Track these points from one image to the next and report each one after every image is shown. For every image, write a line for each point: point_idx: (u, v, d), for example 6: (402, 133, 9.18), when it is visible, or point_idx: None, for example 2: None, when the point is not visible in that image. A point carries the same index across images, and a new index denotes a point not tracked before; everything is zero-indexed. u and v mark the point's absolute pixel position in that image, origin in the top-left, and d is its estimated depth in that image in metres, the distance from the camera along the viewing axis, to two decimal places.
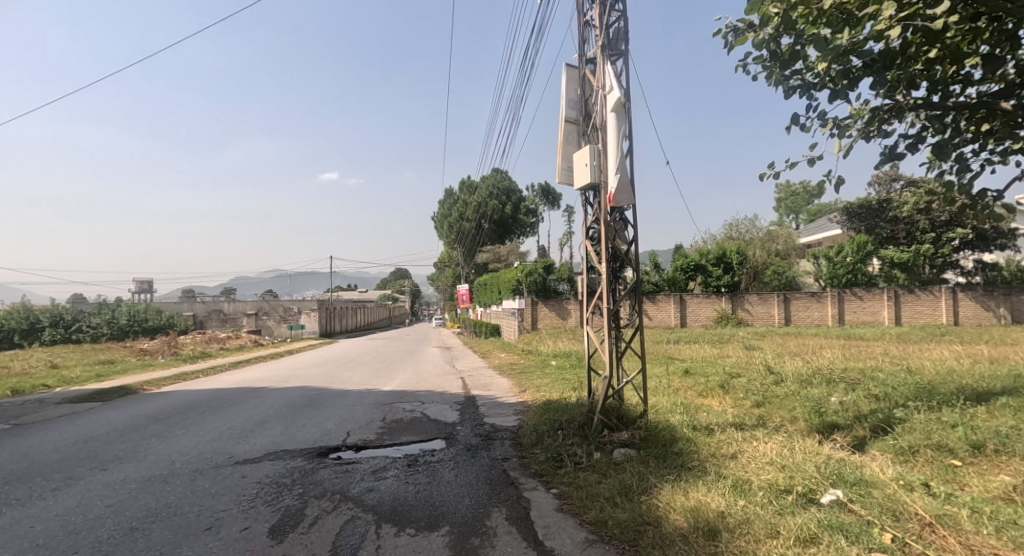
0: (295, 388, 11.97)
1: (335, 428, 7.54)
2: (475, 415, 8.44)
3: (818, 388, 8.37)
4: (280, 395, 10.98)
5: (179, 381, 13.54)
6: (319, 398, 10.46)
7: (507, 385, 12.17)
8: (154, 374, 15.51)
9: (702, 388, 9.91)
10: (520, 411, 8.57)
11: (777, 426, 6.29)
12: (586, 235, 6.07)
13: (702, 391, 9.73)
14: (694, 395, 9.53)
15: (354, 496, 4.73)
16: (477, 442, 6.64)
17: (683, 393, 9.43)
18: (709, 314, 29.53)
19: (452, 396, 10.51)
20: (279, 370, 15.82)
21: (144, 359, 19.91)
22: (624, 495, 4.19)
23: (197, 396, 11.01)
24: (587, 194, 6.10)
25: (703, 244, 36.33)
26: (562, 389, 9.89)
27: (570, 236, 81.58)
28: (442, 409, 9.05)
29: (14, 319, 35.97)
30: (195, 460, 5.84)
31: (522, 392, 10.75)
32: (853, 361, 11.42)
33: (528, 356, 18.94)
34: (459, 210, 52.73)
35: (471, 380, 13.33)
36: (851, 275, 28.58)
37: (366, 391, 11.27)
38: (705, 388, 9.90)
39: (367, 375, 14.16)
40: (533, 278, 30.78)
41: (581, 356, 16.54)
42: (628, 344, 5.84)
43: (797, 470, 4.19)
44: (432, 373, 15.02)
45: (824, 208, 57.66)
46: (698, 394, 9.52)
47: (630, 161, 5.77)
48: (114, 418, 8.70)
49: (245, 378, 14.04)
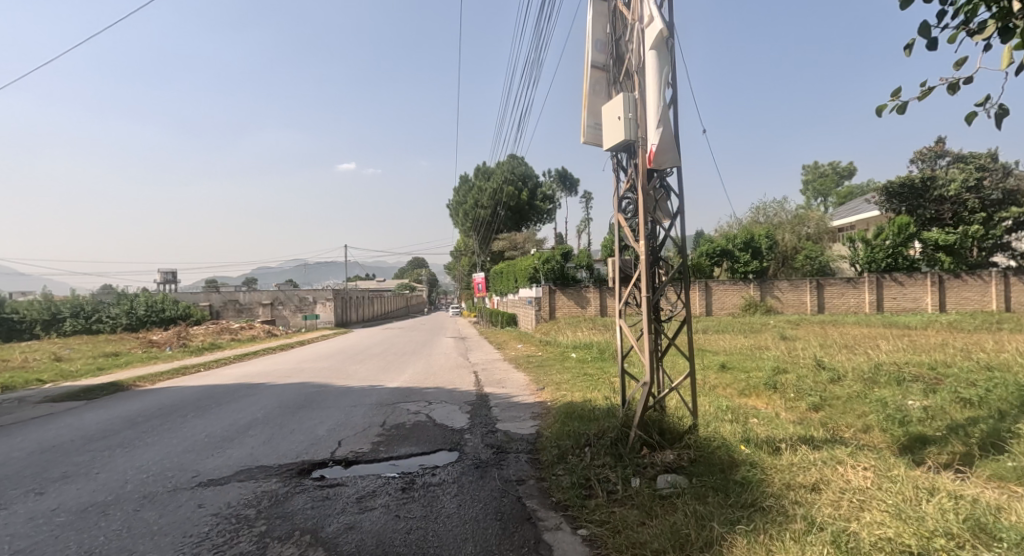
0: (295, 384, 11.07)
1: (326, 436, 6.57)
2: (488, 420, 7.39)
3: (887, 389, 7.16)
4: (277, 393, 10.10)
5: (177, 375, 12.78)
6: (317, 397, 9.53)
7: (524, 381, 11.11)
8: (155, 367, 14.81)
9: (744, 387, 8.73)
10: (538, 414, 7.53)
11: (854, 441, 5.14)
12: (616, 206, 4.94)
13: (743, 390, 8.56)
14: (736, 395, 8.37)
15: (327, 540, 3.69)
16: (488, 456, 5.59)
17: (724, 394, 8.27)
18: (736, 302, 28.00)
19: (463, 394, 9.52)
20: (283, 364, 15.02)
21: (150, 351, 19.30)
22: (679, 551, 3.09)
23: (190, 394, 10.14)
24: (619, 155, 4.94)
25: (728, 228, 34.80)
26: (585, 389, 8.79)
27: (588, 222, 80.19)
28: (451, 411, 8.04)
29: (35, 309, 36.19)
30: (152, 480, 4.86)
31: (540, 389, 9.69)
32: (915, 355, 10.06)
33: (546, 348, 17.88)
34: (475, 197, 51.79)
35: (485, 375, 12.30)
36: (890, 260, 26.87)
37: (370, 388, 10.30)
38: (747, 386, 8.74)
39: (374, 369, 13.23)
40: (551, 265, 29.58)
41: (604, 347, 15.42)
42: (672, 341, 4.69)
43: (928, 520, 2.97)
44: (444, 366, 14.04)
45: (854, 190, 55.27)
46: (741, 394, 8.34)
47: (674, 112, 4.59)
48: (89, 418, 7.78)
49: (247, 372, 13.25)
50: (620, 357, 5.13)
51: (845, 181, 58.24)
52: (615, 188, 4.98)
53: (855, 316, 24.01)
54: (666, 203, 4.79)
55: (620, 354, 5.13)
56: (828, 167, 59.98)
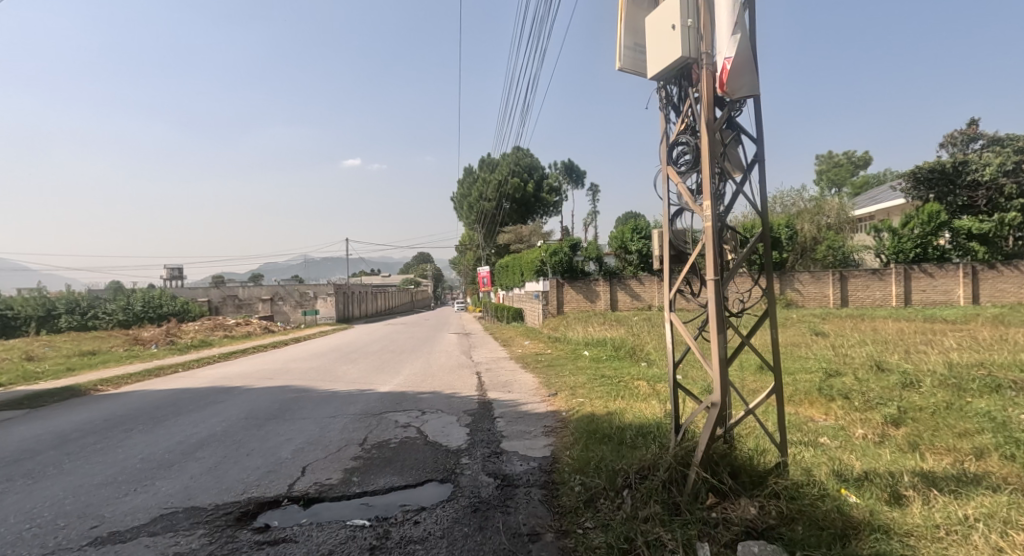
0: (275, 388, 9.79)
1: (290, 460, 5.28)
2: (491, 436, 6.10)
3: (985, 400, 5.79)
4: (251, 399, 8.80)
5: (149, 378, 11.52)
6: (296, 404, 8.25)
7: (533, 384, 9.79)
8: (129, 368, 13.50)
9: (792, 393, 7.40)
10: (553, 428, 6.23)
11: (991, 478, 3.75)
12: (667, 154, 3.61)
13: (794, 397, 7.21)
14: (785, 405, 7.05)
15: None
16: (490, 494, 4.29)
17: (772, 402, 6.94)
18: None
19: (464, 401, 8.23)
20: (269, 364, 13.73)
21: (133, 350, 17.95)
22: None
23: (156, 399, 8.92)
24: (669, 87, 3.66)
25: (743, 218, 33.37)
26: (605, 396, 7.45)
27: (595, 215, 79.22)
28: (447, 424, 6.74)
29: (28, 306, 34.64)
30: (32, 536, 3.56)
31: (554, 394, 8.38)
32: (990, 354, 8.62)
33: (556, 345, 16.59)
34: (479, 189, 50.46)
35: (489, 377, 11.00)
36: (920, 250, 25.28)
37: (358, 394, 9.01)
38: (797, 392, 7.40)
39: (366, 370, 11.95)
40: (558, 257, 28.19)
41: (619, 345, 14.08)
42: (747, 341, 3.33)
43: None
44: (445, 366, 12.73)
45: (870, 179, 53.53)
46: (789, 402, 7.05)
47: (750, 17, 3.26)
48: (15, 434, 6.50)
49: (227, 373, 11.98)
50: (670, 363, 3.84)
51: (861, 170, 56.59)
52: (663, 131, 3.68)
53: (886, 309, 22.48)
54: (738, 152, 3.44)
55: (670, 358, 3.85)
56: (842, 157, 58.31)
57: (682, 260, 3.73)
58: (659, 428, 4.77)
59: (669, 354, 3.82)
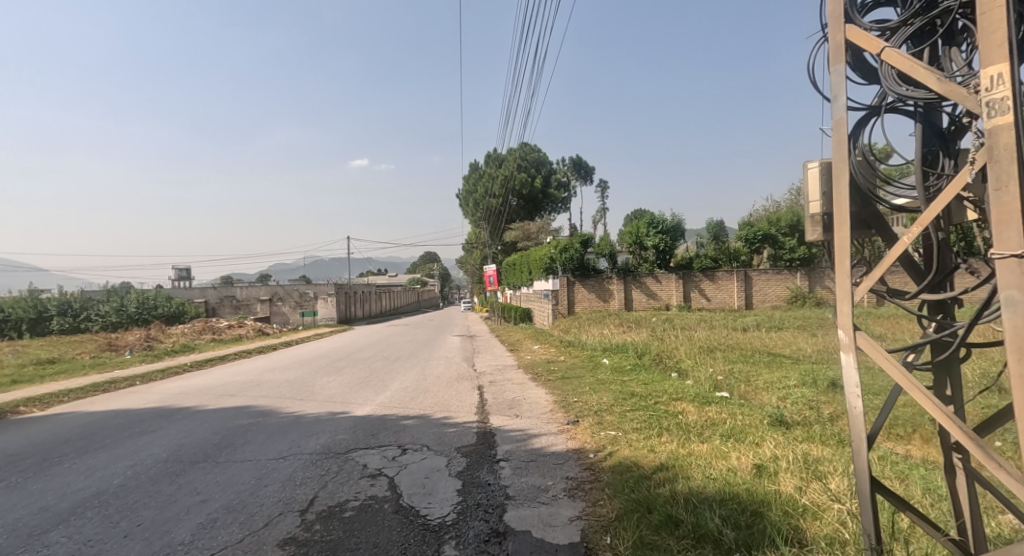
0: (231, 410, 7.96)
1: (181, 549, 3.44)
2: (491, 499, 4.25)
3: None
4: (195, 425, 7.03)
5: (92, 394, 9.72)
6: (246, 435, 6.45)
7: (546, 403, 7.95)
8: (78, 380, 11.72)
9: (888, 425, 5.73)
10: (581, 483, 4.41)
11: None
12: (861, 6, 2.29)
13: (891, 432, 5.60)
14: (885, 442, 5.32)
15: None
16: None
17: (870, 440, 5.19)
18: (779, 294, 25.91)
19: (464, 431, 6.44)
20: (242, 374, 11.98)
21: (100, 358, 16.14)
22: None
23: (77, 424, 7.13)
24: None
25: (766, 212, 32.17)
26: (646, 430, 5.64)
27: (604, 212, 77.52)
28: (435, 473, 4.94)
29: (19, 307, 33.15)
30: None
31: (575, 421, 6.61)
32: None
33: (569, 350, 14.76)
34: (486, 185, 48.89)
35: (493, 392, 9.16)
36: None
37: (329, 419, 7.22)
38: (895, 422, 5.77)
39: (349, 385, 10.11)
40: (570, 254, 26.16)
41: (643, 351, 12.22)
42: None
43: None
44: (441, 378, 10.88)
45: None
46: (890, 441, 5.32)
47: None
48: None
49: (187, 388, 10.22)
50: (863, 436, 2.33)
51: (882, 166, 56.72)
52: None
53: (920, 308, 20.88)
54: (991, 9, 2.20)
55: (859, 429, 2.35)
56: None
57: (871, 227, 2.51)
58: (771, 530, 2.91)
59: (858, 422, 2.33)
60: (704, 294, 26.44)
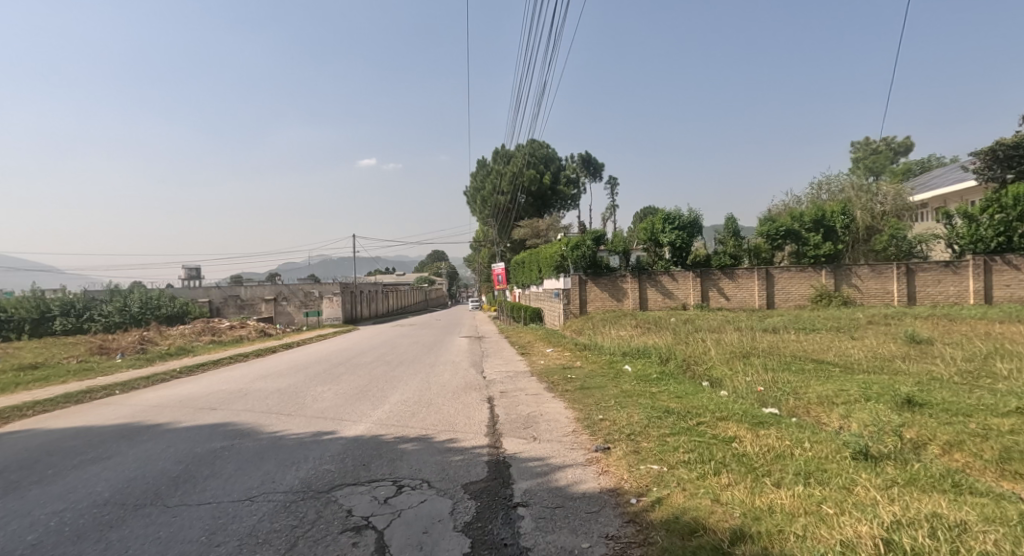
0: (205, 429, 6.94)
1: None
2: None
3: None
4: (159, 449, 6.01)
5: (62, 406, 8.77)
6: (213, 463, 5.42)
7: (567, 422, 6.86)
8: (55, 388, 10.81)
9: (1002, 457, 4.59)
10: (629, 546, 3.31)
11: None
12: None
13: (1007, 467, 4.47)
14: (1006, 485, 4.18)
15: None
16: None
17: (989, 482, 4.11)
18: (803, 292, 24.65)
19: (471, 461, 5.36)
20: (231, 383, 11.00)
21: (88, 363, 15.23)
22: None
23: (24, 448, 6.11)
24: None
25: (787, 207, 30.90)
26: (697, 466, 4.53)
27: (614, 210, 76.26)
28: (437, 525, 3.85)
29: (22, 308, 32.68)
30: None
31: (605, 447, 5.53)
32: None
33: (585, 355, 13.64)
34: (494, 182, 47.79)
35: (505, 407, 8.06)
36: (1004, 237, 22.58)
37: (315, 442, 6.17)
38: (1009, 455, 4.61)
39: (344, 396, 9.06)
40: (581, 252, 25.08)
41: (668, 356, 11.09)
42: None
43: None
44: (447, 388, 9.83)
45: (914, 166, 49.50)
46: (1010, 482, 4.22)
47: None
48: None
49: (167, 399, 9.27)
50: None
51: (900, 159, 55.21)
52: None
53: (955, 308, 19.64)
54: None
55: None
56: (881, 144, 58.15)
57: None
58: None
59: None
60: (723, 293, 25.21)
